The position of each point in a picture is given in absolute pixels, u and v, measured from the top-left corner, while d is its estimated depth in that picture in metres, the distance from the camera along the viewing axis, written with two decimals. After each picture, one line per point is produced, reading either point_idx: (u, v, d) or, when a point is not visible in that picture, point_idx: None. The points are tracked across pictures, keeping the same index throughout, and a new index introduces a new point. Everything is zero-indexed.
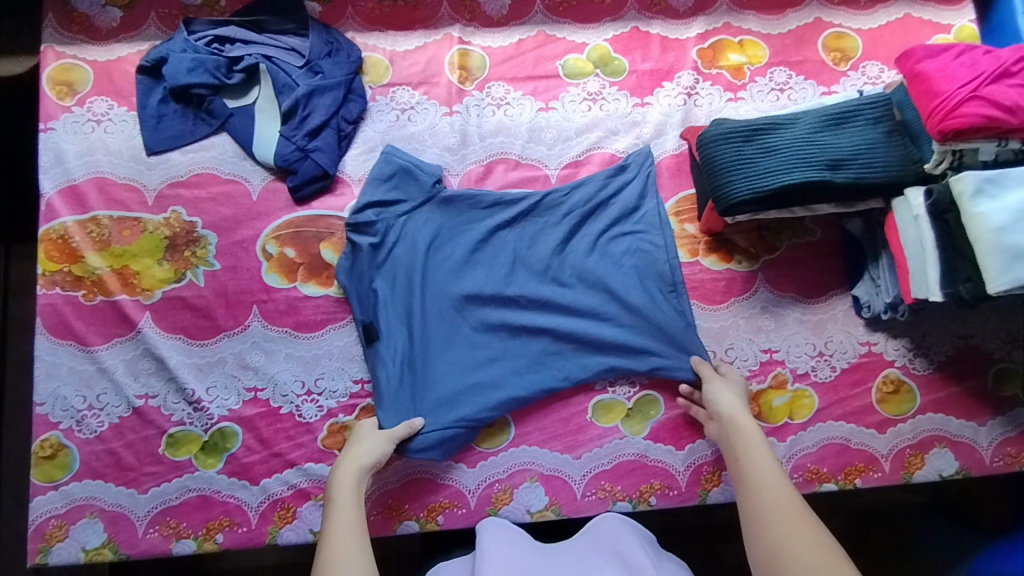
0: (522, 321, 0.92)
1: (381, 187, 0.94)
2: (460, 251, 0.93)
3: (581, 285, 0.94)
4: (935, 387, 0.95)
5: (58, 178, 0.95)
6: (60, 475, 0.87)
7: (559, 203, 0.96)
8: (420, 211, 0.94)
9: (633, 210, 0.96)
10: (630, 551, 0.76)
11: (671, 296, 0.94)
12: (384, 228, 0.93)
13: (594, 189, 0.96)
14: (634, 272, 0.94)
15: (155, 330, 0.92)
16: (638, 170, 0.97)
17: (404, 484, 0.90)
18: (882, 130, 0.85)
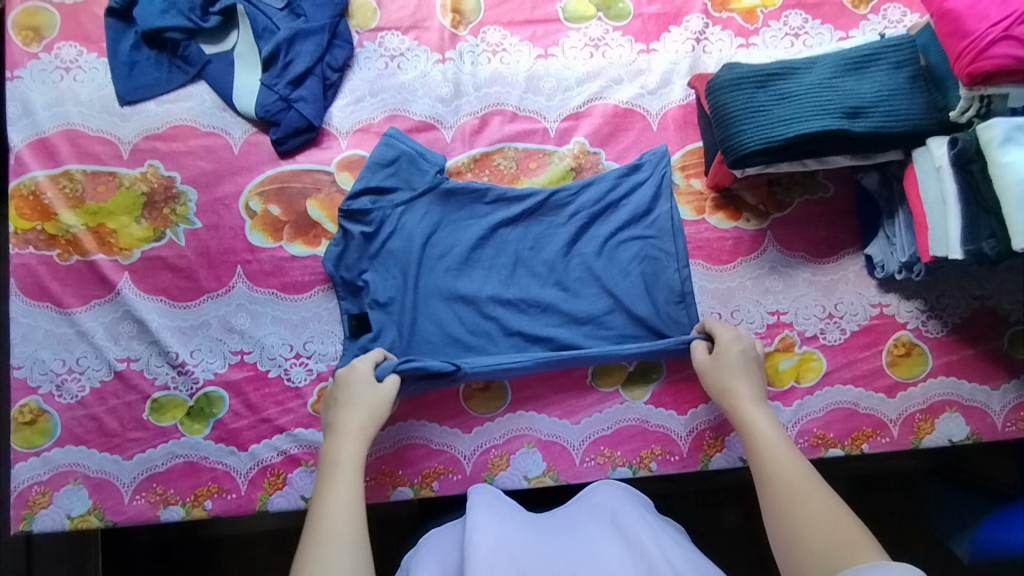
0: (521, 326, 0.87)
1: (379, 172, 0.87)
2: (460, 246, 0.88)
3: (587, 287, 0.89)
4: (948, 350, 0.92)
5: (27, 131, 0.89)
6: (41, 441, 0.84)
7: (567, 202, 0.90)
8: (418, 202, 0.88)
9: (645, 212, 0.90)
10: (624, 519, 0.73)
11: (679, 307, 0.89)
12: (380, 217, 0.87)
13: (604, 188, 0.91)
14: (644, 282, 0.89)
15: (134, 292, 0.87)
16: (652, 170, 0.91)
17: (396, 450, 0.87)
18: (905, 75, 0.79)
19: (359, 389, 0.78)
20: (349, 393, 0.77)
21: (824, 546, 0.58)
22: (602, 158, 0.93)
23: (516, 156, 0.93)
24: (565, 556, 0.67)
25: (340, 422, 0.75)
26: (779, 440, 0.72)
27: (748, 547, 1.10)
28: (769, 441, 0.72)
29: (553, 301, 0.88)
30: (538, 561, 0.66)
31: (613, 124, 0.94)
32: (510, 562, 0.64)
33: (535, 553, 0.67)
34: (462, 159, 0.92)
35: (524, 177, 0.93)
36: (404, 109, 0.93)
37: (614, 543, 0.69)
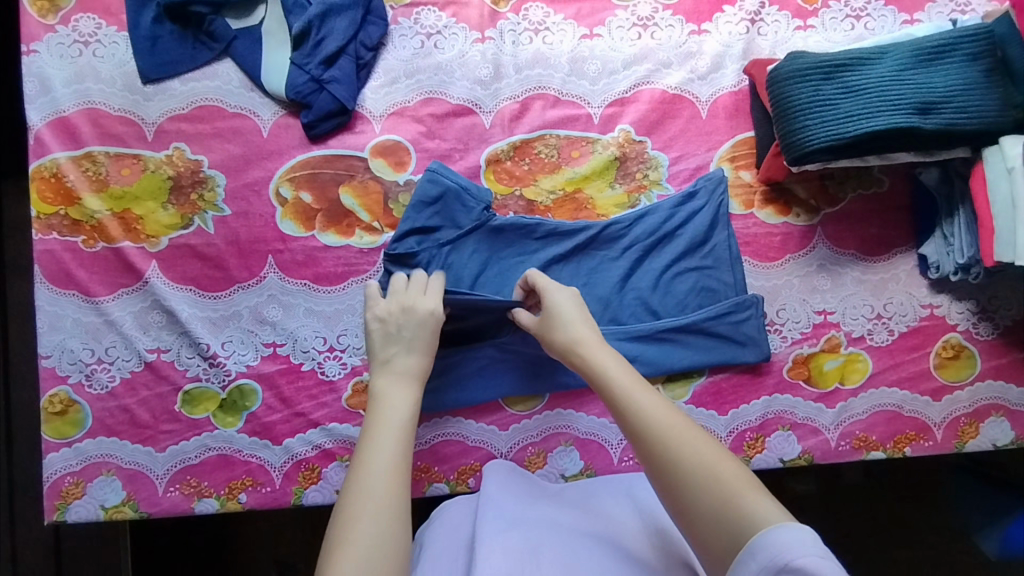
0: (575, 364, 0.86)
1: (422, 206, 0.84)
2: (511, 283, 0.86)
3: (644, 332, 0.85)
4: (997, 353, 0.89)
5: (46, 109, 0.85)
6: (72, 432, 0.83)
7: (620, 235, 0.87)
8: (466, 241, 0.85)
9: (701, 242, 0.87)
10: (647, 505, 0.73)
11: (734, 341, 0.86)
12: (427, 259, 0.84)
13: (658, 219, 0.87)
14: (709, 317, 0.86)
15: (163, 281, 0.85)
16: (708, 197, 0.87)
17: (432, 446, 0.85)
18: (980, 69, 0.74)
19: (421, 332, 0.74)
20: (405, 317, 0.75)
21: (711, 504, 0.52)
22: (648, 147, 0.89)
23: (558, 144, 0.89)
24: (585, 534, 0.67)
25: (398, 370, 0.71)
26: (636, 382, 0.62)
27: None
28: (627, 387, 0.62)
29: (610, 340, 0.85)
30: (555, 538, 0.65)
31: (660, 110, 0.89)
32: (522, 538, 0.65)
33: (555, 531, 0.67)
34: (501, 146, 0.88)
35: (566, 166, 0.88)
36: (441, 92, 0.88)
37: (638, 528, 0.69)
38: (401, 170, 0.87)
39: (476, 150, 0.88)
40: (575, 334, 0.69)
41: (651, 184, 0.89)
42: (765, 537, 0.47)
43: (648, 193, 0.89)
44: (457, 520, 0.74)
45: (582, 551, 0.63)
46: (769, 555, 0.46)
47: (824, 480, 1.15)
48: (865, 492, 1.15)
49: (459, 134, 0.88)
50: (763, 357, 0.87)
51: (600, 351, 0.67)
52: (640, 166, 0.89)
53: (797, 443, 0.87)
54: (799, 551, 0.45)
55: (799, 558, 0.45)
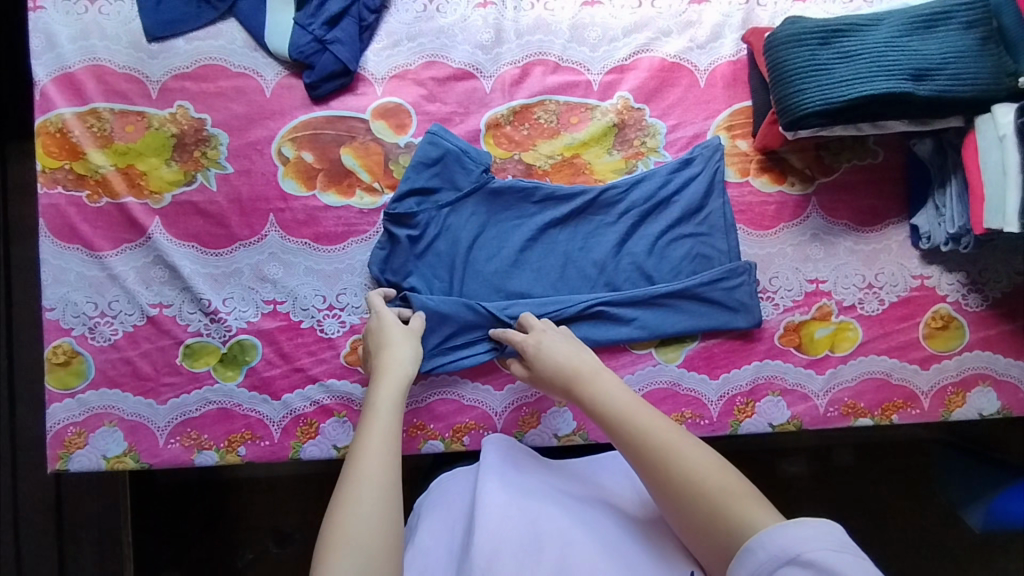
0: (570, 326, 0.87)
1: (422, 167, 0.85)
2: (508, 246, 0.87)
3: (637, 296, 0.87)
4: (985, 324, 0.91)
5: (51, 65, 0.86)
6: (75, 383, 0.85)
7: (617, 200, 0.88)
8: (464, 203, 0.87)
9: (697, 209, 0.88)
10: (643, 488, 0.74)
11: (727, 307, 0.88)
12: (426, 219, 0.86)
13: (655, 185, 0.89)
14: (702, 282, 0.87)
15: (166, 237, 0.86)
16: (705, 164, 0.88)
17: (428, 404, 0.87)
18: (975, 37, 0.75)
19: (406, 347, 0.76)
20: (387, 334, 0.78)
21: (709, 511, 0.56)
22: (647, 114, 0.90)
23: (558, 110, 0.90)
24: (580, 506, 0.69)
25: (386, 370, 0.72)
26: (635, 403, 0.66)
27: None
28: (625, 408, 0.65)
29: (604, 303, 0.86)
30: (550, 505, 0.67)
31: (659, 79, 0.90)
32: (520, 509, 0.66)
33: (553, 499, 0.69)
34: (501, 111, 0.89)
35: (565, 132, 0.90)
36: (443, 56, 0.89)
37: (633, 509, 0.70)
38: (402, 133, 0.88)
39: (477, 114, 0.89)
40: (576, 361, 0.73)
41: (649, 151, 0.90)
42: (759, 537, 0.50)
43: (645, 160, 0.90)
44: (457, 488, 0.76)
45: (577, 521, 0.65)
46: (776, 549, 0.49)
47: (812, 457, 1.17)
48: (854, 469, 1.17)
49: (460, 98, 0.89)
50: (755, 323, 0.88)
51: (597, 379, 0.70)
52: (638, 133, 0.90)
53: (787, 408, 0.89)
54: (810, 545, 0.47)
55: (810, 551, 0.47)
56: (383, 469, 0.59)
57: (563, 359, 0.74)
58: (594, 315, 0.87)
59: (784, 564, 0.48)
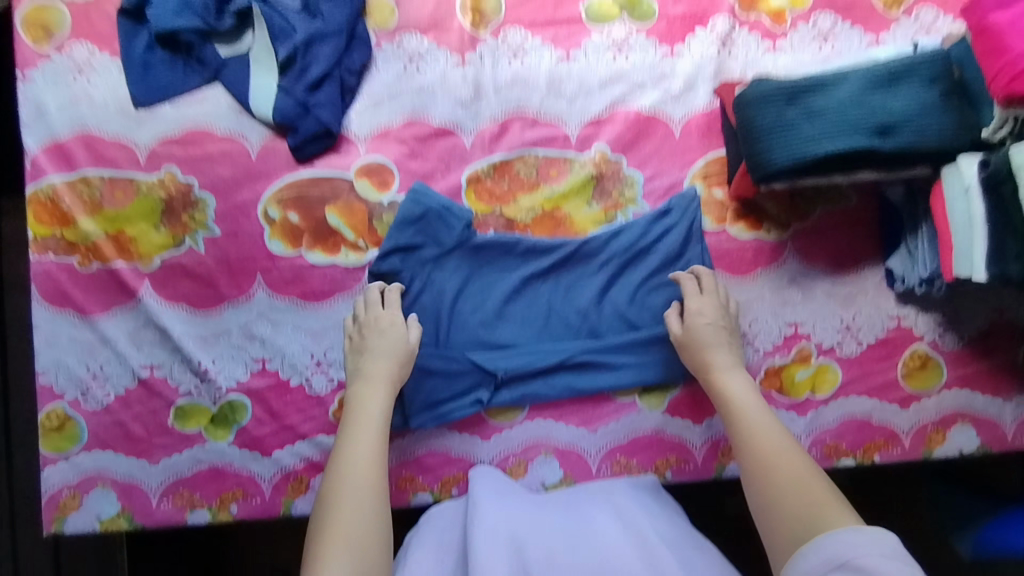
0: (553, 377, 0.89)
1: (405, 224, 0.87)
2: (492, 299, 0.89)
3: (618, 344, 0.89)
4: (962, 362, 0.92)
5: (42, 135, 0.88)
6: (69, 446, 0.86)
7: (597, 251, 0.90)
8: (448, 258, 0.89)
9: (676, 257, 0.90)
10: (626, 508, 0.78)
11: None
12: (409, 276, 0.88)
13: (634, 235, 0.90)
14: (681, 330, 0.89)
15: (156, 299, 0.88)
16: (681, 215, 0.90)
17: (416, 456, 0.88)
18: (938, 91, 0.77)
19: (392, 348, 0.83)
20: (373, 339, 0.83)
21: (790, 509, 0.68)
22: (624, 165, 0.92)
23: (537, 163, 0.92)
24: (563, 530, 0.73)
25: (370, 374, 0.82)
26: (764, 417, 0.78)
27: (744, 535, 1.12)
28: (746, 410, 0.79)
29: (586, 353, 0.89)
30: (531, 526, 0.73)
31: (635, 131, 0.92)
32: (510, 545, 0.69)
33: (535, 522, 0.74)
34: (481, 166, 0.91)
35: (544, 184, 0.92)
36: (423, 114, 0.91)
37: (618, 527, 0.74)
38: (385, 190, 0.90)
39: (457, 170, 0.91)
40: (705, 347, 0.84)
41: (627, 201, 0.92)
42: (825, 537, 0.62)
43: (624, 211, 0.92)
44: (446, 511, 0.80)
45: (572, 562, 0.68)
46: (828, 554, 0.60)
47: None
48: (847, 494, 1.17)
49: (441, 155, 0.91)
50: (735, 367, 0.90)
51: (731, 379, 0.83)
52: (616, 184, 0.92)
53: None
54: (860, 551, 0.59)
55: (859, 555, 0.58)
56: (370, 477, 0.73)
57: (704, 344, 0.84)
58: (577, 364, 0.89)
59: (834, 566, 0.60)
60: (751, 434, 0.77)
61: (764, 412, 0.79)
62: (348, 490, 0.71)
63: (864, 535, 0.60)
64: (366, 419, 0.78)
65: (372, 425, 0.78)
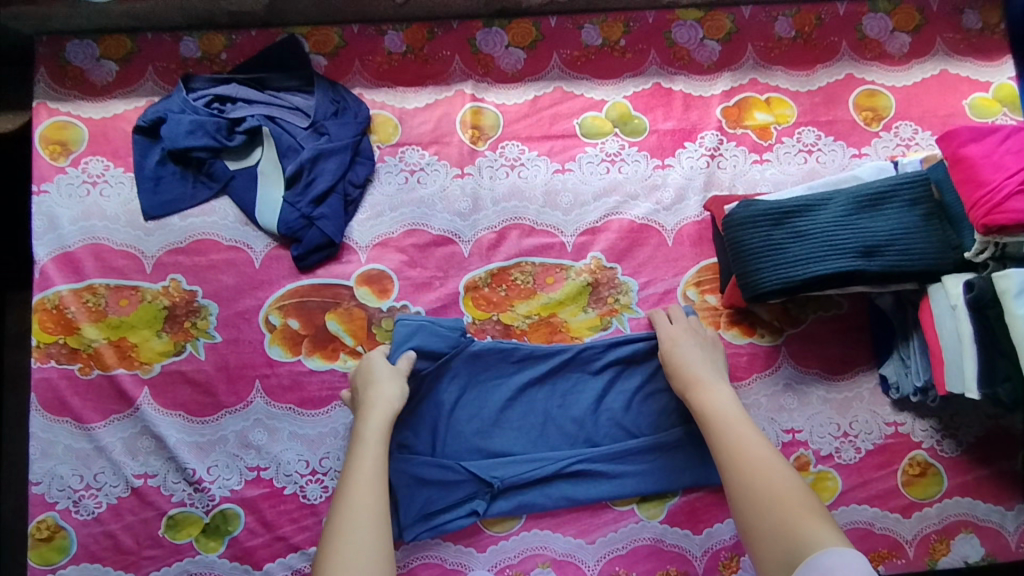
0: (549, 487, 0.88)
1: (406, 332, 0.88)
2: (490, 405, 0.90)
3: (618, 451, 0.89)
4: (962, 470, 0.92)
5: (52, 245, 0.90)
6: (57, 558, 0.85)
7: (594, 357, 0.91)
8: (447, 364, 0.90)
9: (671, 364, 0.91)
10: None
11: (704, 463, 0.89)
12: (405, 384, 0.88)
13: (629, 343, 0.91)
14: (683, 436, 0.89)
15: (153, 406, 0.88)
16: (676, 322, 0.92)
17: (410, 569, 0.86)
18: (920, 213, 0.80)
19: (380, 376, 0.84)
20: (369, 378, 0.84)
21: (776, 524, 0.65)
22: (618, 273, 0.95)
23: (534, 271, 0.94)
24: None
25: (369, 401, 0.81)
26: (744, 422, 0.76)
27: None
28: (730, 419, 0.77)
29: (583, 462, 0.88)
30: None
31: (629, 239, 0.95)
32: None
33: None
34: (479, 274, 0.94)
35: (541, 291, 0.94)
36: (423, 224, 0.94)
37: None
38: (384, 297, 0.92)
39: (456, 277, 0.93)
40: (689, 365, 0.84)
41: (622, 308, 0.94)
42: (813, 563, 0.59)
43: (620, 317, 0.94)
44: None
45: None
46: None
47: None
48: None
49: (440, 263, 0.94)
50: None
51: (712, 386, 0.81)
52: (611, 291, 0.94)
53: None
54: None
55: None
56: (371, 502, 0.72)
57: (687, 363, 0.84)
58: (575, 472, 0.89)
59: None
60: (733, 440, 0.74)
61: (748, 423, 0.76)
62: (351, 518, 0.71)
63: (849, 562, 0.57)
64: (364, 442, 0.78)
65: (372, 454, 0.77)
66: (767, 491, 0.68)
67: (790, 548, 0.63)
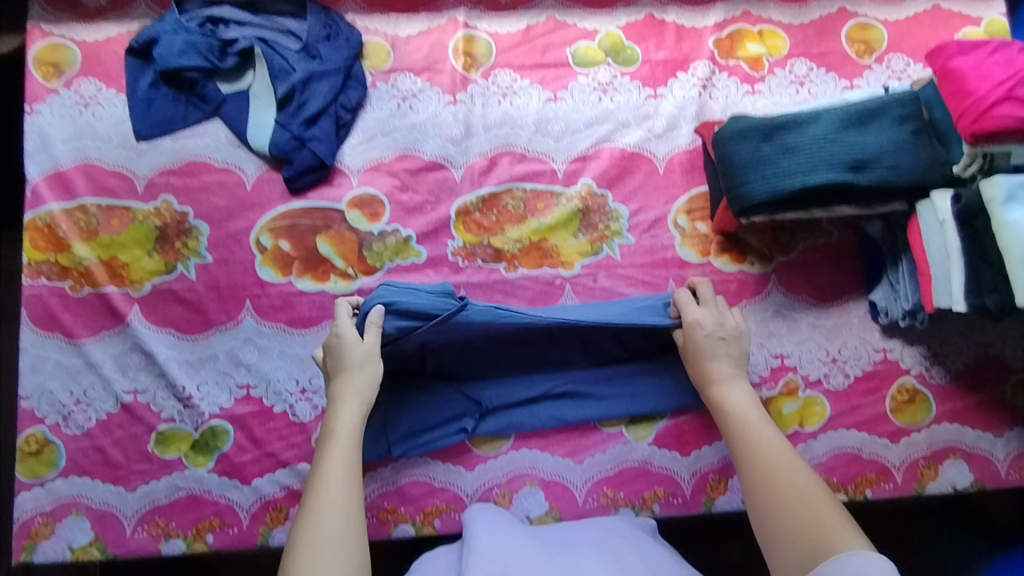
0: (538, 407, 0.89)
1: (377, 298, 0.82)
2: (483, 344, 0.89)
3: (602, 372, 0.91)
4: (951, 396, 0.92)
5: (44, 164, 0.91)
6: (45, 472, 0.85)
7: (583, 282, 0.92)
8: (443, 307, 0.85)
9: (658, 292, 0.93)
10: (624, 552, 0.75)
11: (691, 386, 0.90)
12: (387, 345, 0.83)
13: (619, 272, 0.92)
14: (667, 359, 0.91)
15: (144, 324, 0.88)
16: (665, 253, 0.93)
17: (399, 486, 0.87)
18: (910, 129, 0.80)
19: (353, 362, 0.79)
20: (342, 361, 0.79)
21: (802, 526, 0.65)
22: (609, 200, 0.95)
23: (525, 197, 0.94)
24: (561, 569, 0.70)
25: (338, 397, 0.78)
26: (764, 425, 0.76)
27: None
28: (750, 418, 0.77)
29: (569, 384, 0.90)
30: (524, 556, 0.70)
31: (620, 167, 0.95)
32: None
33: (532, 557, 0.71)
34: (470, 199, 0.94)
35: (532, 217, 0.94)
36: (415, 149, 0.94)
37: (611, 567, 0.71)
38: (376, 221, 0.93)
39: (447, 202, 0.94)
40: (705, 358, 0.82)
41: (612, 234, 0.94)
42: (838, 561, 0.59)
43: (610, 243, 0.94)
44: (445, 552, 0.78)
45: None
46: None
47: None
48: None
49: (431, 188, 0.94)
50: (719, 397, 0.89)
51: (730, 386, 0.80)
52: (601, 218, 0.94)
53: None
54: None
55: None
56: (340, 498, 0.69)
57: (704, 355, 0.82)
58: (563, 392, 0.90)
59: None
60: (752, 443, 0.74)
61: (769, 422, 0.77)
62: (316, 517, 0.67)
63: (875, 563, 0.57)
64: (334, 437, 0.74)
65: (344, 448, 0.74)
66: (789, 494, 0.68)
67: (813, 549, 0.63)
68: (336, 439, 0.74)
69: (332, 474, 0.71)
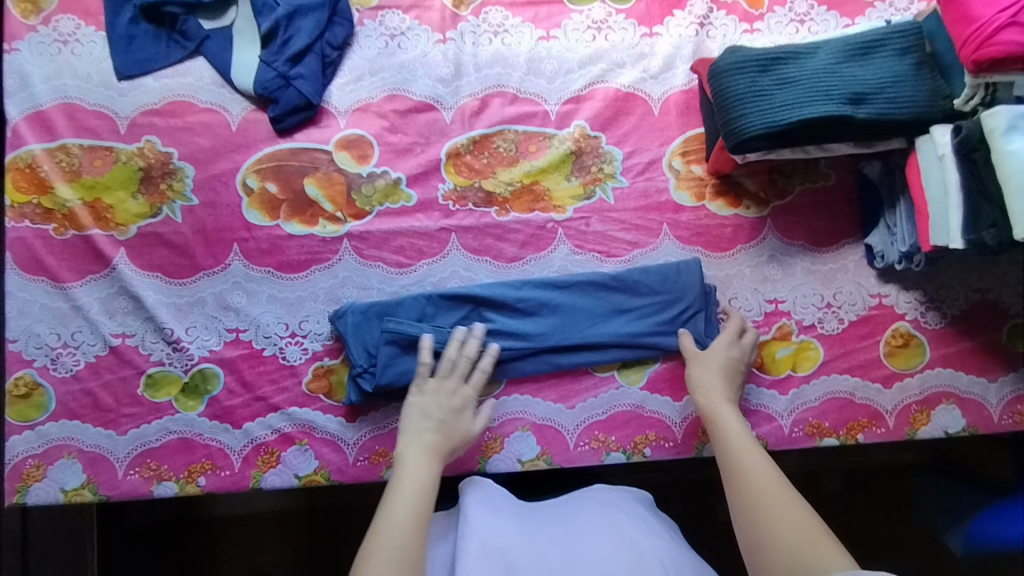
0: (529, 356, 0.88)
1: (379, 334, 0.86)
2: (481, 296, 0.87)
3: (603, 315, 0.88)
4: (946, 341, 0.91)
5: (24, 104, 0.88)
6: (35, 415, 0.84)
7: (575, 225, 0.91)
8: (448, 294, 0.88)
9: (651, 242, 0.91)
10: (626, 526, 0.74)
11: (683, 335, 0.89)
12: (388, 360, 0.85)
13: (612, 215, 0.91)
14: (670, 301, 0.88)
15: (131, 267, 0.87)
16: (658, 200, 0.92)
17: (390, 429, 0.86)
18: (911, 62, 0.78)
19: (454, 403, 0.81)
20: (443, 399, 0.81)
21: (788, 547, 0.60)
22: (603, 142, 0.93)
23: (516, 139, 0.92)
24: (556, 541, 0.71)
25: (421, 433, 0.78)
26: (751, 450, 0.72)
27: (728, 541, 1.15)
28: (735, 449, 0.73)
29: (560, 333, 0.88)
30: (526, 547, 0.69)
31: (614, 108, 0.93)
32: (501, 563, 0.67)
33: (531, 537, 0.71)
34: (460, 141, 0.92)
35: (524, 160, 0.92)
36: (404, 89, 0.92)
37: (614, 544, 0.70)
38: (364, 163, 0.91)
39: (437, 144, 0.92)
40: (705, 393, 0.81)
41: (606, 177, 0.92)
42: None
43: (603, 186, 0.92)
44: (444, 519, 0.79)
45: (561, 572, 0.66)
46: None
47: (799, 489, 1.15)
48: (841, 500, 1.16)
49: (421, 129, 0.92)
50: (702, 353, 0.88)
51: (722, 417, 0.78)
52: (595, 160, 0.92)
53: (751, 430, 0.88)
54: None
55: None
56: (415, 540, 0.64)
57: (707, 389, 0.81)
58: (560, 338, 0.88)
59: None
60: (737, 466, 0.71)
61: (753, 452, 0.72)
62: (379, 554, 0.62)
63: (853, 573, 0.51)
64: (410, 467, 0.73)
65: (415, 494, 0.69)
66: (773, 518, 0.63)
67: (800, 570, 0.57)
68: (416, 462, 0.74)
69: (409, 491, 0.70)
